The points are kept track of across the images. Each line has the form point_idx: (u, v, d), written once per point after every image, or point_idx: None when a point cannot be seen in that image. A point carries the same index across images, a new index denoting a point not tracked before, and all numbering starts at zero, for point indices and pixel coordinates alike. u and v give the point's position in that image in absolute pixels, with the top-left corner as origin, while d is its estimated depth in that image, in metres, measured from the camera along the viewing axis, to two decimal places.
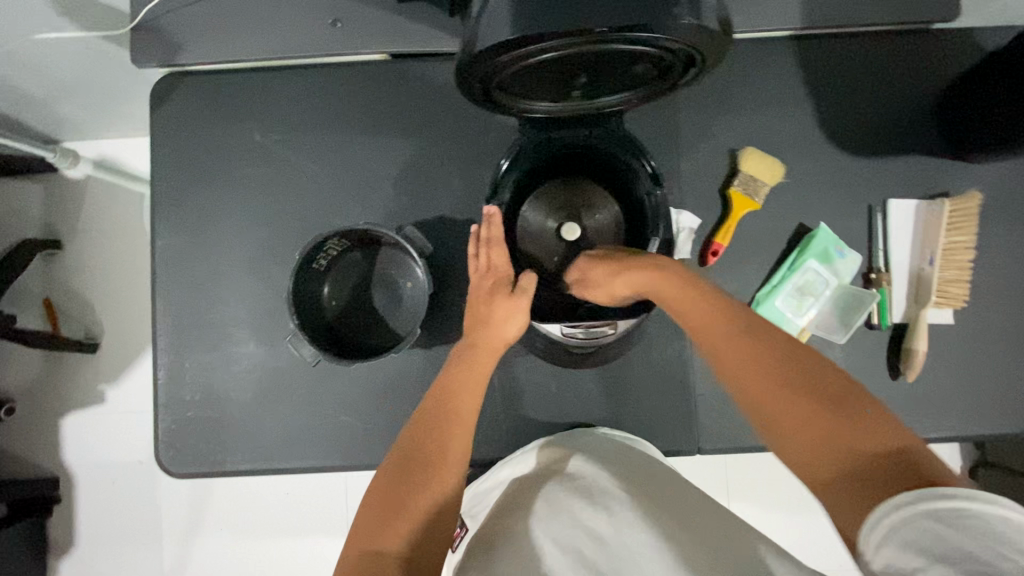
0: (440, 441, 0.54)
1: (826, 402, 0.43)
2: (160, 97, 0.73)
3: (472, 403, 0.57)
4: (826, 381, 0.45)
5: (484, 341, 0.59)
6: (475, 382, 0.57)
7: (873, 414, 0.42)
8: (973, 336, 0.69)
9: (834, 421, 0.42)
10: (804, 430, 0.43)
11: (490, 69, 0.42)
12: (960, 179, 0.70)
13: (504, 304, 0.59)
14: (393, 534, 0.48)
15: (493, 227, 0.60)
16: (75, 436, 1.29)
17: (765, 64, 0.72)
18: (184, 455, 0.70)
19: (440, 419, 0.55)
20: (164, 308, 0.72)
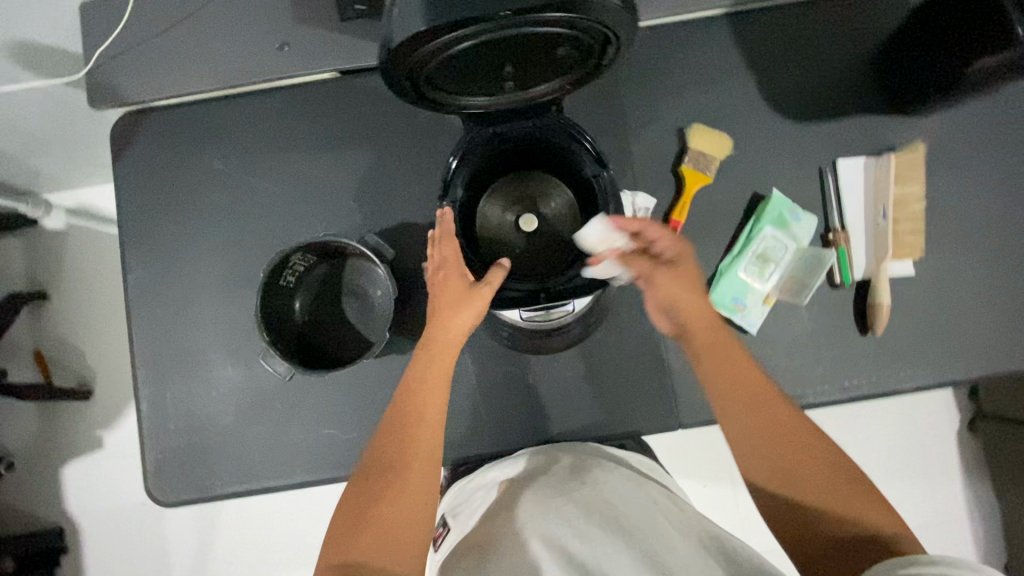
0: (402, 456, 0.55)
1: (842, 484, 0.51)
2: (120, 135, 0.75)
3: (431, 404, 0.57)
4: (846, 467, 0.52)
5: (441, 340, 0.59)
6: (434, 388, 0.58)
7: (878, 505, 0.50)
8: (935, 284, 0.70)
9: (843, 501, 0.50)
10: (816, 498, 0.51)
11: (413, 65, 0.43)
12: (905, 133, 0.72)
13: (457, 295, 0.59)
14: (357, 552, 0.51)
15: (445, 224, 0.60)
16: (77, 484, 1.29)
17: (703, 42, 0.73)
18: (173, 485, 0.71)
19: (401, 432, 0.56)
20: (142, 341, 0.73)
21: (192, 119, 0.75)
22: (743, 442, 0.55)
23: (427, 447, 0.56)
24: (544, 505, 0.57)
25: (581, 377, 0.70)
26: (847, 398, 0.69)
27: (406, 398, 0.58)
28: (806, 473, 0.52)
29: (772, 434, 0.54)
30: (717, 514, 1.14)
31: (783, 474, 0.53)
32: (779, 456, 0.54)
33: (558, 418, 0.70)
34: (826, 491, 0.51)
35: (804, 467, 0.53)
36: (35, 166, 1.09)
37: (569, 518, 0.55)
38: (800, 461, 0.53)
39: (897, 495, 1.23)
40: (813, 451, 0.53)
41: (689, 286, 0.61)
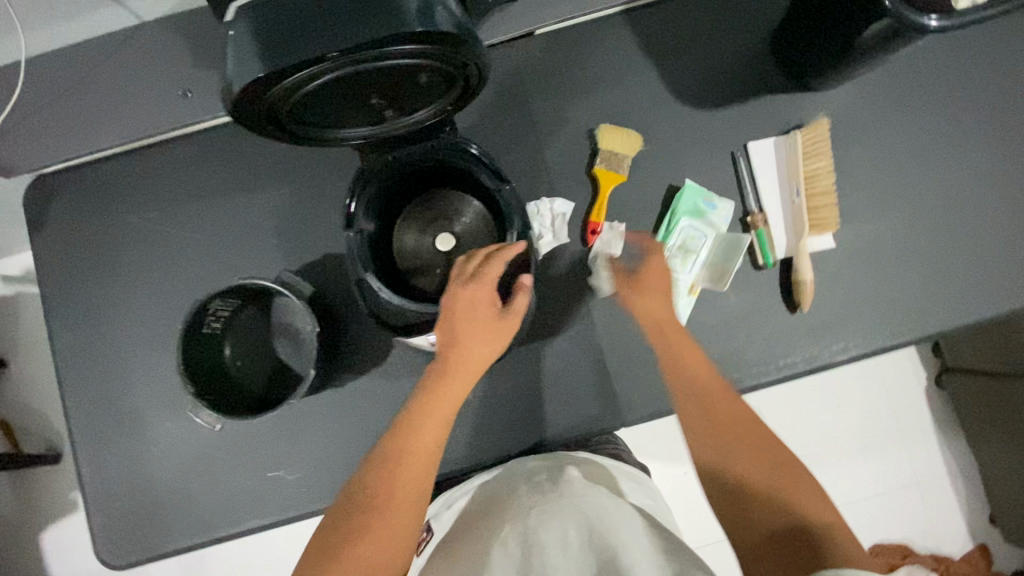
0: (392, 481, 0.53)
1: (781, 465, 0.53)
2: (33, 200, 0.74)
3: (434, 436, 0.55)
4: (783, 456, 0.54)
5: (454, 368, 0.57)
6: (439, 413, 0.56)
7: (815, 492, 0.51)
8: (857, 253, 0.71)
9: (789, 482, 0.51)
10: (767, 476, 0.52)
11: (269, 108, 0.42)
12: (810, 108, 0.73)
13: (489, 325, 0.58)
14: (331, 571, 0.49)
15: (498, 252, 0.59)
16: (56, 550, 1.28)
17: (604, 42, 0.74)
18: (123, 546, 0.70)
19: (392, 459, 0.53)
20: (78, 405, 0.72)
21: (104, 176, 0.74)
22: (712, 441, 0.56)
23: (416, 479, 0.53)
24: (520, 513, 0.61)
25: (519, 388, 0.70)
26: (784, 376, 0.69)
27: (410, 421, 0.55)
28: (749, 468, 0.53)
29: (736, 441, 0.55)
30: (696, 502, 1.14)
31: (727, 459, 0.54)
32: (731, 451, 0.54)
33: (502, 431, 0.70)
34: (777, 490, 0.51)
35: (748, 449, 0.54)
36: None
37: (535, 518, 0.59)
38: (756, 466, 0.53)
39: (873, 458, 1.24)
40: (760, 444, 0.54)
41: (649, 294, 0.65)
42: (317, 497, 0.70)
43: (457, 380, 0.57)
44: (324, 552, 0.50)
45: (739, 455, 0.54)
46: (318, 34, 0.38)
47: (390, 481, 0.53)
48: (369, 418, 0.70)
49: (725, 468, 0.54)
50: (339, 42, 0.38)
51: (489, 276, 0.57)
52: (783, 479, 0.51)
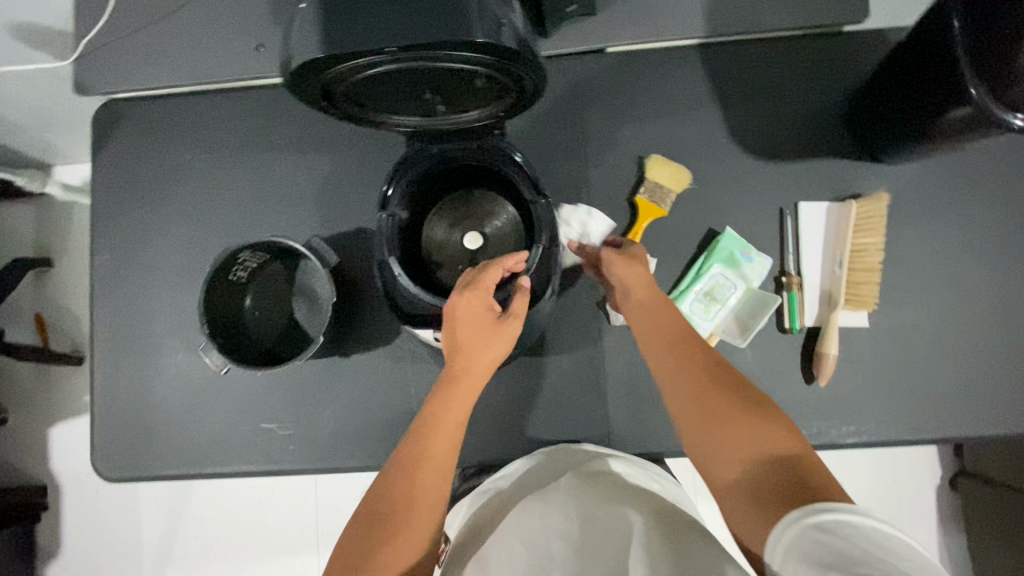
0: (412, 481, 0.52)
1: (750, 408, 0.51)
2: (101, 121, 0.78)
3: (447, 438, 0.55)
4: (754, 399, 0.52)
5: (464, 371, 0.58)
6: (450, 418, 0.56)
7: (780, 425, 0.49)
8: (889, 337, 0.68)
9: (752, 423, 0.49)
10: (735, 429, 0.50)
11: (325, 86, 0.44)
12: (870, 182, 0.70)
13: (495, 330, 0.58)
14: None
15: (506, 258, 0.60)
16: (64, 443, 1.37)
17: (673, 73, 0.73)
18: (117, 461, 0.73)
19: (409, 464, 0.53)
20: (102, 321, 0.76)
21: (169, 111, 0.77)
22: (685, 406, 0.54)
23: (437, 484, 0.53)
24: (525, 505, 0.55)
25: (514, 398, 0.70)
26: None
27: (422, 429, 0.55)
28: (717, 422, 0.51)
29: (706, 395, 0.53)
30: None
31: (698, 418, 0.52)
32: (705, 407, 0.52)
33: (489, 435, 0.70)
34: (746, 440, 0.49)
35: (715, 399, 0.52)
36: (42, 139, 1.15)
37: (544, 510, 0.53)
38: (734, 417, 0.51)
39: None
40: (724, 391, 0.53)
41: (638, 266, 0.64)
42: (302, 457, 0.72)
43: (469, 387, 0.58)
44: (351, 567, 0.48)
45: (711, 409, 0.52)
46: (381, 30, 0.39)
47: (411, 484, 0.52)
48: (365, 394, 0.72)
49: (702, 428, 0.52)
50: (398, 40, 0.39)
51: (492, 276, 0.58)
52: (752, 421, 0.50)
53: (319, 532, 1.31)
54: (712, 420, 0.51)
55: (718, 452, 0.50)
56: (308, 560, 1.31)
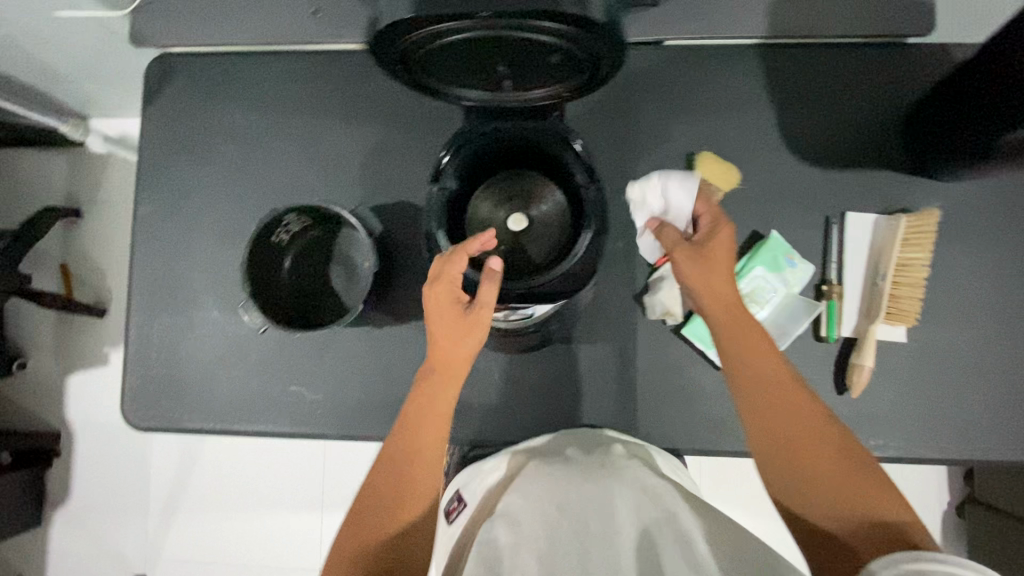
0: (405, 475, 0.57)
1: (853, 462, 0.52)
2: (153, 73, 0.78)
3: (438, 425, 0.59)
4: (858, 453, 0.53)
5: (444, 364, 0.59)
6: (437, 415, 0.59)
7: (886, 486, 0.51)
8: (925, 355, 0.67)
9: (856, 480, 0.51)
10: (837, 482, 0.52)
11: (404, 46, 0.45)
12: (921, 197, 0.69)
13: (456, 323, 0.59)
14: (358, 555, 0.54)
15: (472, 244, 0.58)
16: (80, 392, 1.39)
17: (730, 71, 0.72)
18: (145, 410, 0.74)
19: (406, 448, 0.58)
20: (141, 271, 0.76)
21: (220, 69, 0.78)
22: (780, 438, 0.55)
23: (430, 467, 0.58)
24: (557, 489, 0.58)
25: (545, 382, 0.70)
26: None
27: (408, 420, 0.59)
28: (818, 470, 0.53)
29: (805, 439, 0.54)
30: None
31: (795, 459, 0.54)
32: (807, 452, 0.53)
33: (517, 416, 0.71)
34: (851, 495, 0.51)
35: (816, 444, 0.53)
36: (83, 88, 1.16)
37: (575, 499, 0.56)
38: (829, 455, 0.53)
39: None
40: (825, 439, 0.54)
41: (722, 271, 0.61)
42: (328, 422, 0.73)
43: (451, 380, 0.60)
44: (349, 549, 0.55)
45: (807, 444, 0.54)
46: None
47: (404, 476, 0.57)
48: (397, 365, 0.72)
49: (795, 462, 0.53)
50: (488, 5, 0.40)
51: (452, 270, 0.58)
52: (858, 478, 0.51)
53: (325, 500, 1.32)
54: (813, 466, 0.53)
55: (811, 488, 0.52)
56: (310, 527, 1.32)
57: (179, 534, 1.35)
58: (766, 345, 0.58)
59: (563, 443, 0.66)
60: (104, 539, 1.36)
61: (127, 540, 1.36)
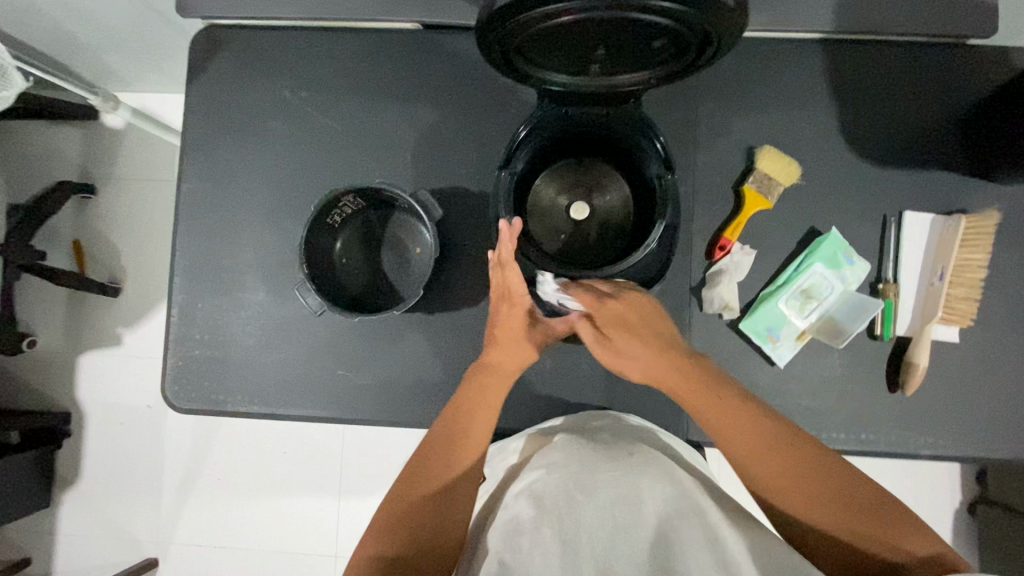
0: (454, 447, 0.58)
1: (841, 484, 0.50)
2: (198, 44, 0.75)
3: (494, 405, 0.61)
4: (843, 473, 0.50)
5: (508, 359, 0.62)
6: (491, 400, 0.61)
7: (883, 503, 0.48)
8: (976, 356, 0.68)
9: (848, 504, 0.48)
10: (831, 506, 0.49)
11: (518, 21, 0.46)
12: (980, 199, 0.69)
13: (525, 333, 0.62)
14: (406, 511, 0.54)
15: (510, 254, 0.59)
16: (91, 373, 1.36)
17: (792, 66, 0.71)
18: (187, 392, 0.73)
19: (467, 418, 0.59)
20: (184, 249, 0.74)
21: (268, 44, 0.75)
22: (755, 465, 0.51)
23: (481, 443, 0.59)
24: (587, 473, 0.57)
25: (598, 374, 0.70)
26: (860, 450, 0.68)
27: (466, 399, 0.61)
28: (808, 500, 0.49)
29: (787, 468, 0.50)
30: None
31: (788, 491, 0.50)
32: (795, 477, 0.50)
33: (568, 406, 0.71)
34: (847, 521, 0.48)
35: (800, 472, 0.50)
36: (104, 60, 1.11)
37: (594, 482, 0.56)
38: (801, 476, 0.50)
39: None
40: (804, 466, 0.51)
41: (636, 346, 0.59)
42: (375, 409, 0.71)
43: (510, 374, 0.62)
44: (393, 511, 0.55)
45: (784, 470, 0.50)
46: None
47: (461, 448, 0.58)
48: (446, 352, 0.71)
49: (776, 486, 0.51)
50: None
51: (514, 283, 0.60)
52: (850, 501, 0.48)
53: (342, 485, 1.31)
54: (807, 492, 0.49)
55: (797, 506, 0.50)
56: (325, 514, 1.31)
57: (192, 517, 1.33)
58: (704, 387, 0.55)
59: (591, 423, 0.67)
60: (116, 520, 1.34)
61: (137, 522, 1.34)
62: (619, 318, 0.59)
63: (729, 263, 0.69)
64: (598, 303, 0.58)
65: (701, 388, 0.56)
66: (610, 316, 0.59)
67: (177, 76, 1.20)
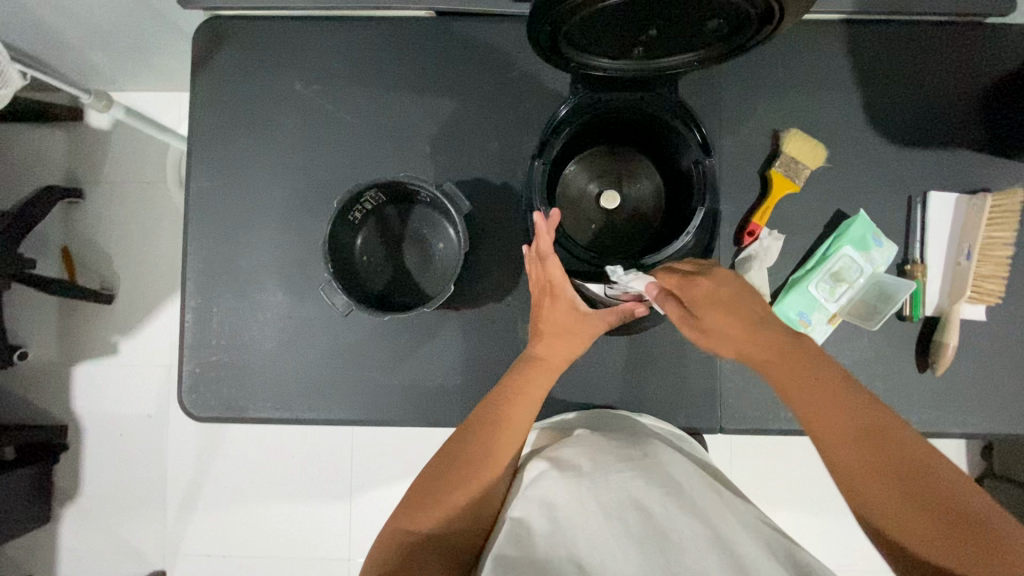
0: (493, 443, 0.56)
1: (947, 500, 0.44)
2: (202, 38, 0.72)
3: (527, 411, 0.59)
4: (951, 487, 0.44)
5: (543, 360, 0.61)
6: (531, 398, 0.59)
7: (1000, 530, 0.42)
8: (1002, 333, 0.69)
9: (953, 520, 0.43)
10: (925, 516, 0.44)
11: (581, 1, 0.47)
12: (1003, 177, 0.70)
13: (563, 333, 0.62)
14: (422, 507, 0.53)
15: (543, 244, 0.59)
16: (88, 384, 1.31)
17: (815, 48, 0.71)
18: (207, 399, 0.70)
19: (500, 420, 0.57)
20: (196, 252, 0.71)
21: (277, 35, 0.72)
22: (840, 456, 0.48)
23: (511, 448, 0.57)
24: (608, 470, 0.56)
25: (632, 365, 0.69)
26: None
27: (504, 396, 0.59)
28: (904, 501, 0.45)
29: (874, 463, 0.46)
30: None
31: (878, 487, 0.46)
32: (888, 474, 0.45)
33: (600, 399, 0.70)
34: (951, 536, 0.43)
35: (897, 473, 0.45)
36: (91, 59, 1.06)
37: (610, 479, 0.54)
38: (887, 470, 0.46)
39: None
40: (903, 465, 0.45)
41: (735, 326, 0.54)
42: (403, 410, 0.69)
43: (543, 372, 0.61)
44: (411, 502, 0.54)
45: (869, 461, 0.46)
46: None
47: (489, 450, 0.56)
48: (475, 348, 0.69)
49: (859, 477, 0.47)
50: None
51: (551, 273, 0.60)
52: (955, 517, 0.43)
53: (354, 487, 1.29)
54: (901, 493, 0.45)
55: (878, 504, 0.46)
56: (335, 518, 1.28)
57: (198, 527, 1.30)
58: (803, 364, 0.51)
59: (605, 419, 0.67)
60: (120, 535, 1.30)
61: (141, 535, 1.30)
62: (711, 297, 0.56)
63: (759, 248, 0.68)
64: (683, 284, 0.56)
65: (799, 368, 0.51)
66: (699, 297, 0.56)
67: (168, 73, 1.16)
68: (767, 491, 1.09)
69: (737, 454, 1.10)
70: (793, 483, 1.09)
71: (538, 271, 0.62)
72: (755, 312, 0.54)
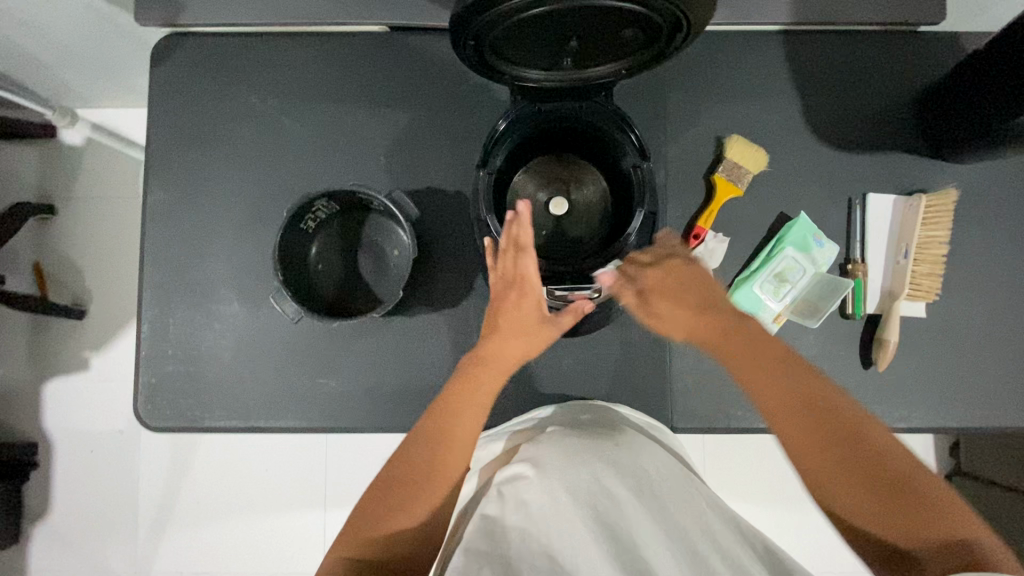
0: (446, 447, 0.57)
1: (874, 453, 0.47)
2: (160, 54, 0.73)
3: (473, 415, 0.58)
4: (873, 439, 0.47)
5: (491, 363, 0.61)
6: (484, 399, 0.59)
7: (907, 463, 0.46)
8: (942, 328, 0.71)
9: (878, 465, 0.46)
10: (855, 470, 0.46)
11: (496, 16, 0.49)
12: (939, 179, 0.72)
13: (520, 335, 0.61)
14: (374, 514, 0.54)
15: (523, 231, 0.60)
16: (58, 400, 1.31)
17: (757, 59, 0.73)
18: (162, 410, 0.70)
19: (450, 422, 0.58)
20: (153, 263, 0.72)
21: (233, 52, 0.74)
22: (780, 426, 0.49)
23: (461, 453, 0.57)
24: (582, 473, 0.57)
25: (585, 366, 0.71)
26: None
27: (454, 402, 0.59)
28: (836, 458, 0.47)
29: (804, 430, 0.48)
30: None
31: (818, 448, 0.48)
32: (827, 439, 0.48)
33: (553, 401, 0.71)
34: (876, 477, 0.46)
35: (828, 434, 0.48)
36: (58, 77, 1.07)
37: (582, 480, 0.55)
38: (821, 434, 0.48)
39: None
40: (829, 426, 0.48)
41: (683, 309, 0.57)
42: (358, 416, 0.70)
43: (500, 374, 0.61)
44: (366, 509, 0.54)
45: (804, 425, 0.48)
46: None
47: (438, 455, 0.56)
48: (430, 354, 0.70)
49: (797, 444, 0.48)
50: None
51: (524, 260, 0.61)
52: (876, 461, 0.46)
53: (326, 498, 1.28)
54: (828, 449, 0.47)
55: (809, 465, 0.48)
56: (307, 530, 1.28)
57: (170, 543, 1.28)
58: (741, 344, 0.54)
59: (580, 415, 0.67)
60: (90, 554, 1.28)
61: (111, 553, 1.28)
62: (662, 281, 0.59)
63: (704, 251, 0.70)
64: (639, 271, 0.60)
65: (740, 351, 0.53)
66: (651, 283, 0.60)
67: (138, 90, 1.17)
68: (736, 491, 1.10)
69: (708, 456, 1.11)
70: (759, 482, 1.10)
71: (507, 262, 0.62)
72: (706, 299, 0.57)
